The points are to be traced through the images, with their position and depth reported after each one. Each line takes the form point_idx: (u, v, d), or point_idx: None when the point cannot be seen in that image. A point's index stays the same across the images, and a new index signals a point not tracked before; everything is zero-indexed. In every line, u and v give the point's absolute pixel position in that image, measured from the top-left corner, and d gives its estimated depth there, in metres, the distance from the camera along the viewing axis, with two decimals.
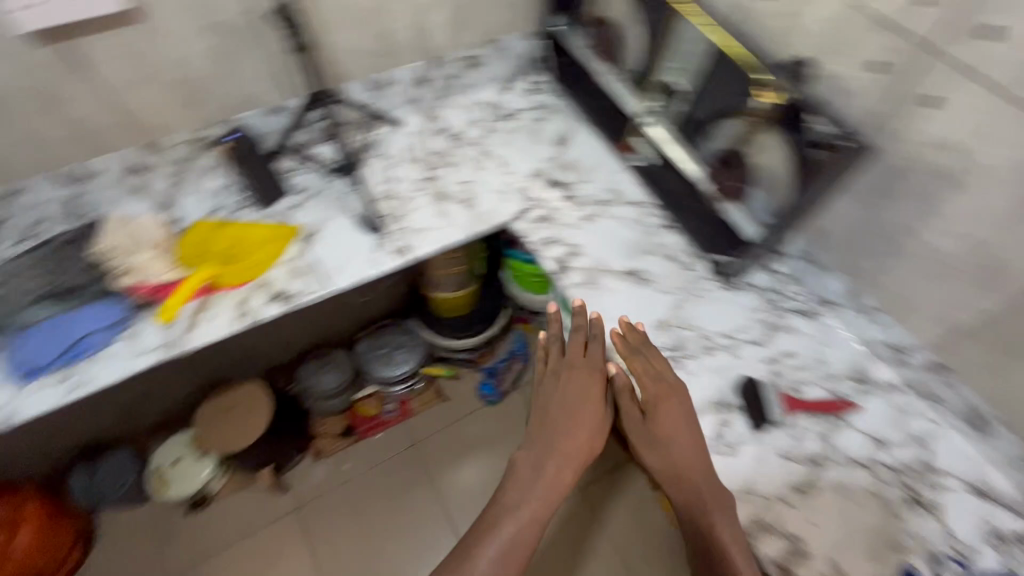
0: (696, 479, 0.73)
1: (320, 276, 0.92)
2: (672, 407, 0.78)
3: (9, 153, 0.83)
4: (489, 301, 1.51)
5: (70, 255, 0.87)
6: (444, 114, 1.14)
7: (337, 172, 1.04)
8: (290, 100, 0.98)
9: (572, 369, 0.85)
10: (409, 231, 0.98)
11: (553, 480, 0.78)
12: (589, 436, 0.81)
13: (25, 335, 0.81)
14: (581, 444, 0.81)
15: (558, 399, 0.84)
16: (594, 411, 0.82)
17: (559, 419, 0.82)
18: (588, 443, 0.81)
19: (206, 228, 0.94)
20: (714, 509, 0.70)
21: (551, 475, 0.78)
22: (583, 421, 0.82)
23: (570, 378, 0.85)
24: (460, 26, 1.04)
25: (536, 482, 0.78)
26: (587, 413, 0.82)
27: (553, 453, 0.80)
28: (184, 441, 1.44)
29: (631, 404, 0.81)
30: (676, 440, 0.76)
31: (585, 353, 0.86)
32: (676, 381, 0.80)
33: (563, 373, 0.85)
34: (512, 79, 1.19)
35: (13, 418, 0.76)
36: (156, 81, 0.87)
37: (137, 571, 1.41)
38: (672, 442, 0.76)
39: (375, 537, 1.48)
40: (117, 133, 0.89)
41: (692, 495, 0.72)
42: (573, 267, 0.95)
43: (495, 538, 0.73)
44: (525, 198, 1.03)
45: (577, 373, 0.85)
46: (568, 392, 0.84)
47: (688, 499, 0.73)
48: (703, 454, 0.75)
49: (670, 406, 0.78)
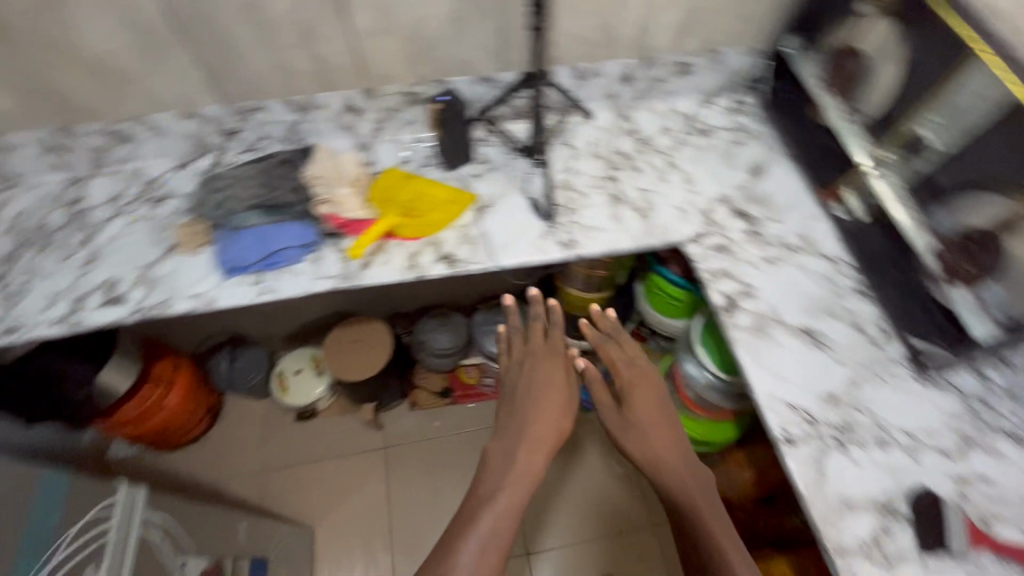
0: (663, 453, 0.88)
1: (487, 250, 0.94)
2: (641, 386, 0.96)
3: (260, 75, 0.92)
4: (614, 310, 1.47)
5: (284, 174, 0.96)
6: (635, 116, 1.11)
7: (522, 152, 1.04)
8: (502, 74, 1.00)
9: (542, 358, 0.99)
10: (580, 227, 0.96)
11: (534, 462, 0.87)
12: (564, 417, 0.93)
13: (236, 235, 0.90)
14: (553, 423, 0.92)
15: (535, 386, 0.95)
16: (562, 394, 0.95)
17: (530, 402, 0.93)
18: (560, 425, 0.92)
19: (397, 178, 1.01)
20: (693, 492, 0.83)
21: (531, 454, 0.87)
22: (552, 403, 0.94)
23: (539, 367, 0.98)
24: (686, 30, 0.99)
25: (515, 467, 0.85)
26: (557, 397, 0.94)
27: (530, 433, 0.89)
28: (309, 356, 1.60)
29: (604, 393, 0.97)
30: (641, 417, 0.92)
31: (543, 339, 1.01)
32: (647, 372, 0.98)
33: (538, 363, 0.98)
34: (716, 94, 1.12)
35: (214, 305, 0.87)
36: (395, 34, 0.90)
37: (243, 454, 1.59)
38: (645, 425, 0.91)
39: (430, 491, 1.56)
40: (348, 74, 0.95)
41: (659, 464, 0.88)
42: (742, 307, 0.88)
43: (478, 521, 0.78)
44: (705, 221, 0.96)
45: (540, 360, 0.99)
46: (537, 376, 0.96)
47: (655, 469, 0.87)
48: (667, 433, 0.91)
49: (637, 386, 0.96)
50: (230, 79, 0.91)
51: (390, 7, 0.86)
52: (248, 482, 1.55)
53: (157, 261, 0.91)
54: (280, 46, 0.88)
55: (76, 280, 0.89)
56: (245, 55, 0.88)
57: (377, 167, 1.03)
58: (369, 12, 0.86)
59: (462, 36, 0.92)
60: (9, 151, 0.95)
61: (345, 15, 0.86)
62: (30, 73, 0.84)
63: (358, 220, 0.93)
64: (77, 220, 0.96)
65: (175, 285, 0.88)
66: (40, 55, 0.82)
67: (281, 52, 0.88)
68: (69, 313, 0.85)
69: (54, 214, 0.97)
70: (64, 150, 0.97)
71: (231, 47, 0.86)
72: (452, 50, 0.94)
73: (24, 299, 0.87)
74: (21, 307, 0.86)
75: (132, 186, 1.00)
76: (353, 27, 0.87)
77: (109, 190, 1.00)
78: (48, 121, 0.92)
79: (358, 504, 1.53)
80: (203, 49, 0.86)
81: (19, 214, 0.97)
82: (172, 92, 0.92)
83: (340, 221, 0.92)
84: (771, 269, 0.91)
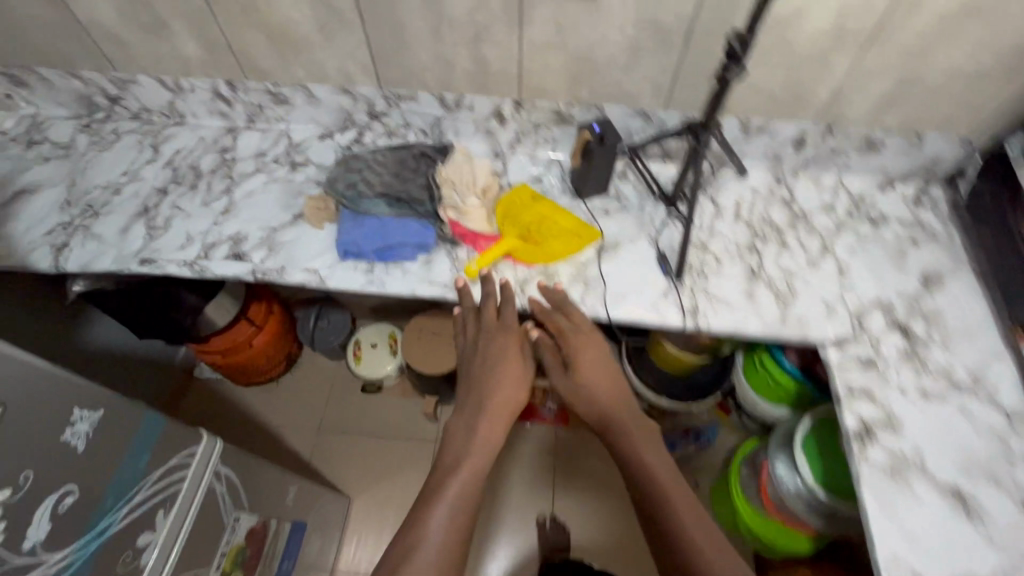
0: (613, 414, 0.83)
1: (600, 296, 0.88)
2: (590, 346, 0.86)
3: (420, 68, 0.90)
4: (707, 375, 1.35)
5: (418, 168, 0.95)
6: (796, 184, 0.99)
7: (661, 198, 0.97)
8: (663, 112, 0.92)
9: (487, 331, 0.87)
10: (706, 295, 0.87)
11: (493, 431, 0.80)
12: (512, 383, 0.84)
13: (360, 219, 0.91)
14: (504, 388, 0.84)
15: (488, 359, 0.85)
16: (517, 366, 0.85)
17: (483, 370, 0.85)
18: (514, 393, 0.84)
19: (525, 196, 0.96)
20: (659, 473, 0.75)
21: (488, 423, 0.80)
22: (509, 378, 0.84)
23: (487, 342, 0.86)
24: (888, 106, 0.86)
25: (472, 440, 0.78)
26: (511, 369, 0.85)
27: (488, 402, 0.82)
28: (386, 333, 1.62)
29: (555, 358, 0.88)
30: (594, 381, 0.85)
31: (497, 317, 0.87)
32: (592, 335, 0.86)
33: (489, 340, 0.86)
34: (899, 179, 0.97)
35: (324, 283, 0.88)
36: (565, 53, 0.84)
37: (307, 407, 1.65)
38: (598, 392, 0.84)
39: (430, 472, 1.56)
40: (504, 83, 0.91)
41: (613, 425, 0.82)
42: (878, 440, 0.75)
43: (439, 504, 0.71)
44: (856, 325, 0.83)
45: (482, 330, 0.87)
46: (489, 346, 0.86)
47: (613, 438, 0.81)
48: (619, 397, 0.84)
49: (584, 349, 0.86)
50: (391, 65, 0.90)
51: (569, 24, 0.80)
52: (305, 435, 1.62)
53: (285, 226, 0.93)
54: (448, 43, 0.85)
55: (211, 227, 0.93)
56: (413, 46, 0.86)
57: (507, 180, 1.00)
58: (548, 26, 0.81)
59: (635, 66, 0.85)
60: (184, 92, 1.02)
61: (522, 25, 0.81)
62: (218, 26, 0.88)
63: (479, 234, 0.91)
64: (224, 167, 1.01)
65: (293, 254, 0.90)
66: (231, 14, 0.86)
67: (448, 49, 0.86)
68: (199, 258, 0.89)
69: (206, 157, 1.03)
70: (228, 100, 1.02)
71: (402, 36, 0.85)
72: (619, 79, 0.87)
73: (163, 234, 0.92)
74: (159, 241, 0.91)
75: (277, 145, 1.04)
76: (527, 38, 0.83)
77: (256, 145, 1.04)
78: (222, 71, 0.97)
79: (396, 489, 1.55)
80: (375, 33, 0.85)
81: (178, 150, 1.04)
82: (335, 67, 0.93)
83: (460, 231, 0.90)
84: (923, 403, 0.77)
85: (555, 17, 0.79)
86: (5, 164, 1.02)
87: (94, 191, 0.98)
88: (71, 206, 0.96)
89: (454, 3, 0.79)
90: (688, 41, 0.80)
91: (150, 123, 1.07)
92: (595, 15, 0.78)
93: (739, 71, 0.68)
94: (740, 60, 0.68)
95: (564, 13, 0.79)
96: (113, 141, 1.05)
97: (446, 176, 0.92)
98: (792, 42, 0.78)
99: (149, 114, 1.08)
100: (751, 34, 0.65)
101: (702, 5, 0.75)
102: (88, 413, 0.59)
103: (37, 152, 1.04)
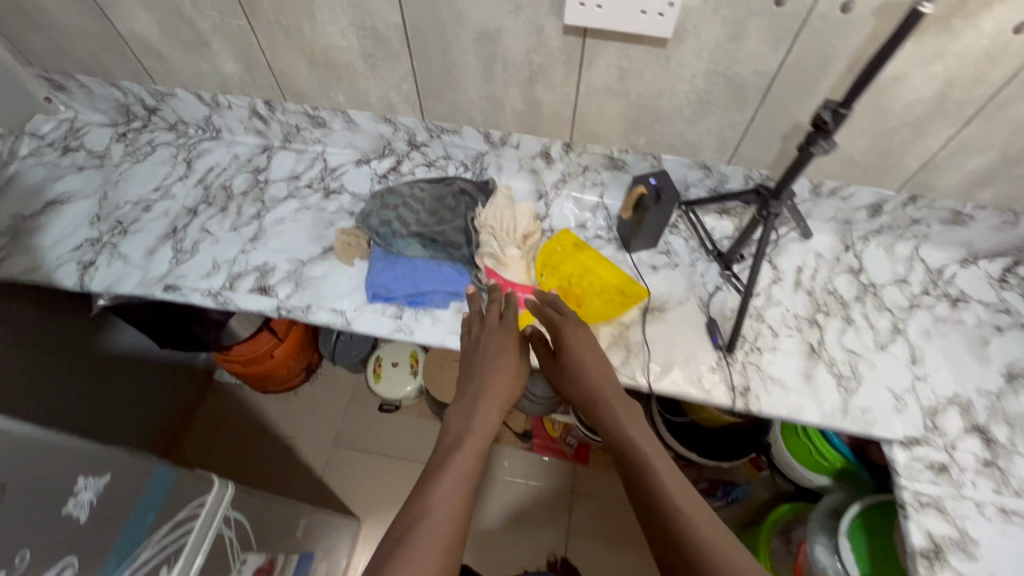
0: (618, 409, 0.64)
1: (644, 364, 0.81)
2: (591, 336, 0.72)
3: (467, 103, 0.85)
4: (742, 432, 1.25)
5: (455, 207, 0.90)
6: (865, 251, 0.90)
7: (714, 257, 0.89)
8: (725, 166, 0.84)
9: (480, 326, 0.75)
10: (758, 373, 0.80)
11: (489, 424, 0.62)
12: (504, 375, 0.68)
13: (392, 260, 0.86)
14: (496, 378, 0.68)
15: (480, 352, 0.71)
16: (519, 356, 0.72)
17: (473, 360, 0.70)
18: (507, 388, 0.68)
19: (567, 245, 0.90)
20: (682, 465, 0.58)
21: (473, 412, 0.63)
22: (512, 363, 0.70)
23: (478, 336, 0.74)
24: (985, 180, 0.77)
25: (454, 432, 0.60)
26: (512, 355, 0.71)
27: (479, 390, 0.65)
28: (407, 352, 1.56)
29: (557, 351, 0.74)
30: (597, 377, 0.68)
31: (499, 315, 0.75)
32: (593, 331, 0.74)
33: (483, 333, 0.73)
34: (984, 254, 0.88)
35: (349, 326, 0.83)
36: (626, 100, 0.78)
37: (321, 419, 1.62)
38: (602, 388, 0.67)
39: None
40: (555, 124, 0.85)
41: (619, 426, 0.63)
42: (950, 564, 0.67)
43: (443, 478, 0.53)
44: (927, 423, 0.75)
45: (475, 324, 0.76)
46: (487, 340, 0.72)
47: (619, 439, 0.61)
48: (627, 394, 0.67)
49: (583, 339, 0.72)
50: (436, 99, 0.85)
51: (633, 72, 0.73)
52: (318, 450, 1.58)
53: (314, 260, 0.89)
54: (500, 81, 0.79)
55: (238, 255, 0.89)
56: (462, 81, 0.81)
57: (551, 223, 0.93)
58: (610, 72, 0.74)
59: (701, 120, 0.78)
60: (221, 108, 0.98)
61: (582, 69, 0.74)
62: (260, 48, 0.84)
63: (517, 285, 0.84)
64: (256, 190, 0.97)
65: (320, 292, 0.86)
66: (273, 37, 0.81)
67: (498, 87, 0.80)
68: (223, 288, 0.86)
69: (238, 178, 0.99)
70: (265, 119, 0.98)
71: (451, 71, 0.79)
72: (681, 130, 0.80)
73: (189, 259, 0.89)
74: (185, 267, 0.88)
75: (312, 169, 1.00)
76: (585, 82, 0.76)
77: (290, 167, 1.00)
78: (261, 91, 0.93)
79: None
80: (423, 66, 0.80)
81: (211, 167, 1.00)
82: (377, 96, 0.88)
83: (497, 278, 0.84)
84: (1003, 525, 0.69)
85: (619, 64, 0.72)
86: (39, 171, 1.00)
87: (124, 206, 0.95)
88: (100, 221, 0.94)
89: (510, 42, 0.73)
90: (765, 98, 0.72)
91: (185, 136, 1.04)
92: (663, 66, 0.71)
93: (826, 146, 0.61)
94: (830, 134, 0.60)
95: (630, 60, 0.72)
96: (147, 152, 1.02)
97: (485, 219, 0.86)
98: (884, 108, 0.70)
99: (185, 127, 1.05)
100: (847, 109, 0.57)
101: (787, 64, 0.67)
102: (92, 480, 0.55)
103: (72, 160, 1.02)
